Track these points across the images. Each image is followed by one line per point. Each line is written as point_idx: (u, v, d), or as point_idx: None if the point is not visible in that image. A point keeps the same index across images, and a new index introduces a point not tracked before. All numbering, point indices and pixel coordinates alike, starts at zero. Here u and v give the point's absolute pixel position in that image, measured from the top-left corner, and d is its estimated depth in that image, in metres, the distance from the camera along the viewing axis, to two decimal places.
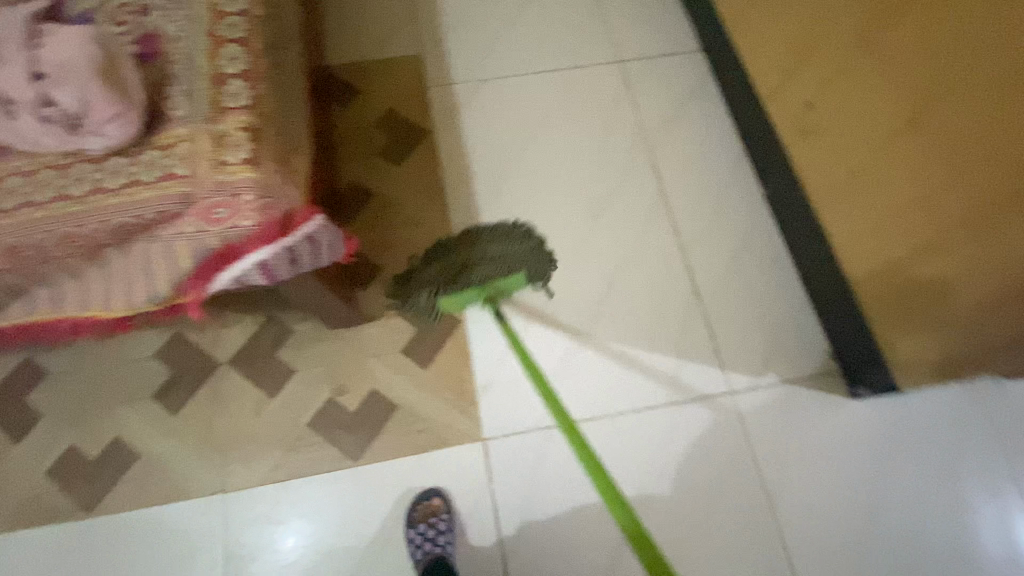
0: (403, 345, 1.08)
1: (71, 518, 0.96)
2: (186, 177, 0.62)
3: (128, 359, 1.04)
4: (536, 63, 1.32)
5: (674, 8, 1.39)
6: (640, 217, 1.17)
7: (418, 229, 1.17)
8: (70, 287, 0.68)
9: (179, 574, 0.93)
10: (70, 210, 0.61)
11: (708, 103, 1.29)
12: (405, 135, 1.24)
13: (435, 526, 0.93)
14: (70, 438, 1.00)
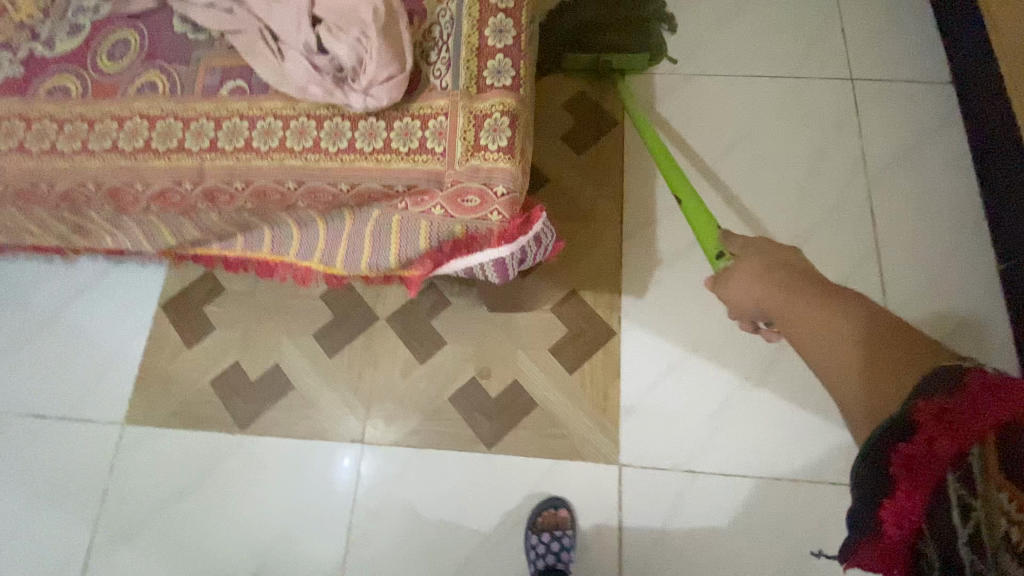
0: (554, 342, 1.03)
1: (226, 429, 1.02)
2: (441, 156, 0.59)
3: (297, 293, 1.09)
4: (752, 65, 1.18)
5: (929, 27, 1.18)
6: (841, 263, 1.03)
7: (590, 224, 1.09)
8: (298, 235, 0.69)
9: (312, 507, 0.98)
10: (323, 166, 0.60)
11: (949, 148, 1.10)
12: (592, 120, 1.17)
13: (558, 540, 0.89)
14: (236, 354, 1.06)
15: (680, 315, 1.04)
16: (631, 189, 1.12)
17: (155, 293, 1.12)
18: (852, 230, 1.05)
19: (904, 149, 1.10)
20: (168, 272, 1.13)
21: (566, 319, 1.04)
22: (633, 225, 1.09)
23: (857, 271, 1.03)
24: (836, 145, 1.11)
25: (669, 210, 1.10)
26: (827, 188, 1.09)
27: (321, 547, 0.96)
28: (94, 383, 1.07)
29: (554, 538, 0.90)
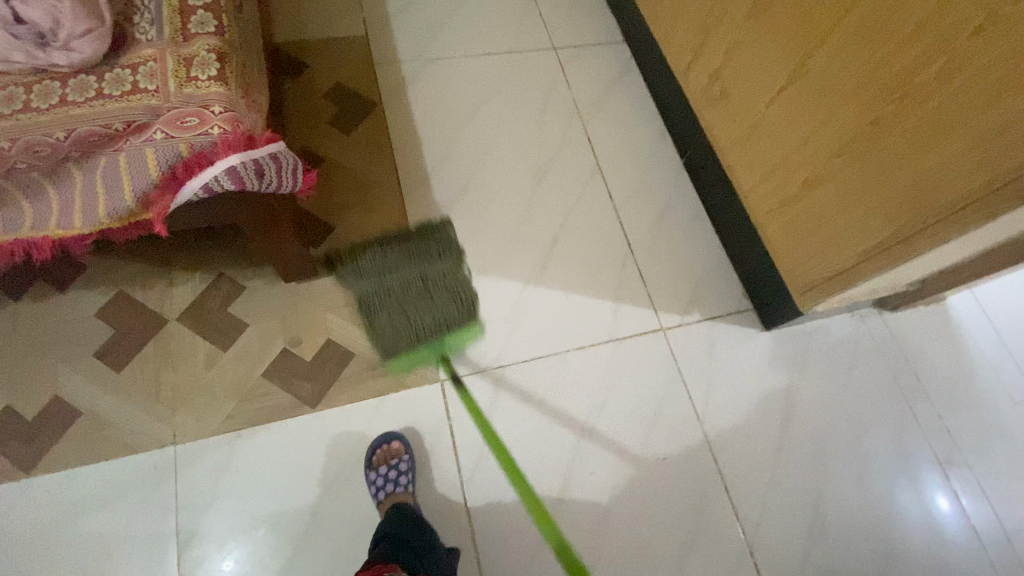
0: (359, 297, 1.10)
1: (2, 482, 0.90)
2: (154, 92, 0.65)
3: (67, 318, 1.00)
4: (478, 47, 1.43)
5: (600, 5, 1.56)
6: (576, 183, 1.30)
7: (370, 191, 1.20)
8: (26, 206, 0.68)
9: (129, 528, 0.90)
10: (35, 120, 0.63)
11: (634, 85, 1.44)
12: (354, 106, 1.29)
13: (395, 467, 0.95)
14: (0, 400, 0.94)
15: (465, 248, 1.19)
16: (402, 156, 1.26)
17: None
18: (579, 157, 1.33)
19: (603, 92, 1.43)
20: None
21: (365, 275, 1.13)
22: (409, 184, 1.23)
23: (588, 185, 1.30)
24: (554, 97, 1.40)
25: (438, 167, 1.27)
26: (555, 129, 1.36)
27: (146, 567, 0.88)
28: None
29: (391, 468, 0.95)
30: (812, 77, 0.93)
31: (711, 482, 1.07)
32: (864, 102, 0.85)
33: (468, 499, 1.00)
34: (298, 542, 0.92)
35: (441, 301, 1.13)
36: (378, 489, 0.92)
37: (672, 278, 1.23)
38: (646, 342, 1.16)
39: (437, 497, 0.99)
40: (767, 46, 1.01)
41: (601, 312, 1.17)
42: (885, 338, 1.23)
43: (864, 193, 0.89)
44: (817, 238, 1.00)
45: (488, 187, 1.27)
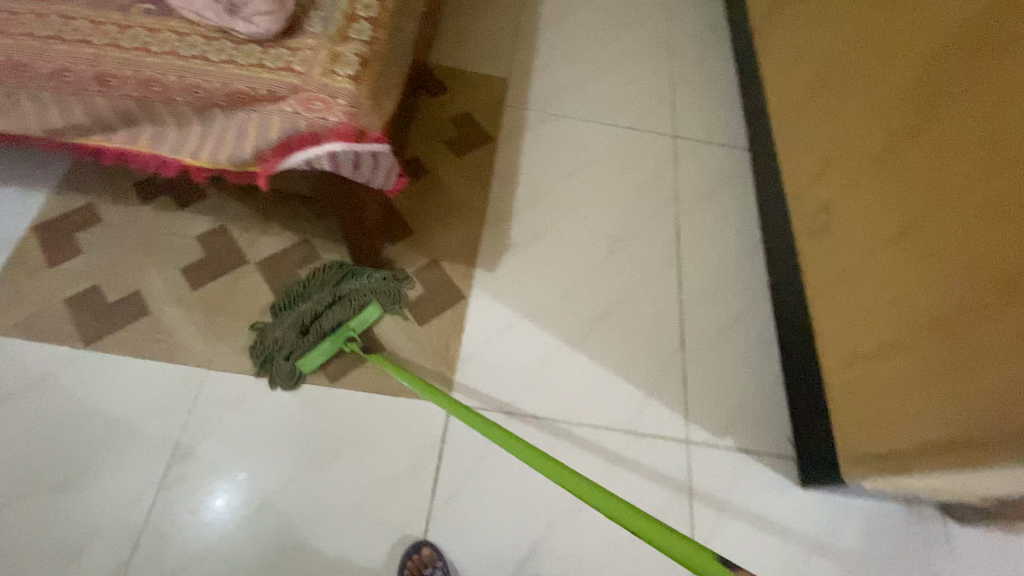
0: (408, 299, 1.17)
1: (69, 345, 1.04)
2: (299, 74, 0.76)
3: (174, 232, 1.16)
4: (601, 115, 1.51)
5: (732, 112, 1.58)
6: (650, 264, 1.30)
7: (455, 210, 1.28)
8: (173, 130, 0.81)
9: (140, 425, 0.99)
10: (205, 68, 0.76)
11: (739, 194, 1.43)
12: (472, 133, 1.40)
13: None
14: (98, 278, 1.10)
15: (520, 288, 1.22)
16: (496, 190, 1.33)
17: (27, 213, 1.14)
18: (661, 242, 1.33)
19: (707, 191, 1.42)
20: (44, 199, 1.16)
21: (421, 281, 1.19)
22: (493, 215, 1.30)
23: (660, 272, 1.29)
24: (658, 181, 1.42)
25: (524, 208, 1.32)
26: (649, 209, 1.37)
27: (140, 462, 0.96)
28: None
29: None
30: (927, 237, 0.85)
31: None
32: (982, 278, 0.76)
33: (430, 529, 0.97)
34: (269, 497, 0.97)
35: (348, 311, 1.06)
36: None
37: (715, 392, 1.16)
38: (663, 446, 1.09)
39: (405, 512, 0.98)
40: (885, 195, 0.96)
41: (628, 397, 1.13)
42: (939, 547, 1.07)
43: (948, 375, 0.79)
44: (884, 407, 0.90)
45: (564, 242, 1.29)
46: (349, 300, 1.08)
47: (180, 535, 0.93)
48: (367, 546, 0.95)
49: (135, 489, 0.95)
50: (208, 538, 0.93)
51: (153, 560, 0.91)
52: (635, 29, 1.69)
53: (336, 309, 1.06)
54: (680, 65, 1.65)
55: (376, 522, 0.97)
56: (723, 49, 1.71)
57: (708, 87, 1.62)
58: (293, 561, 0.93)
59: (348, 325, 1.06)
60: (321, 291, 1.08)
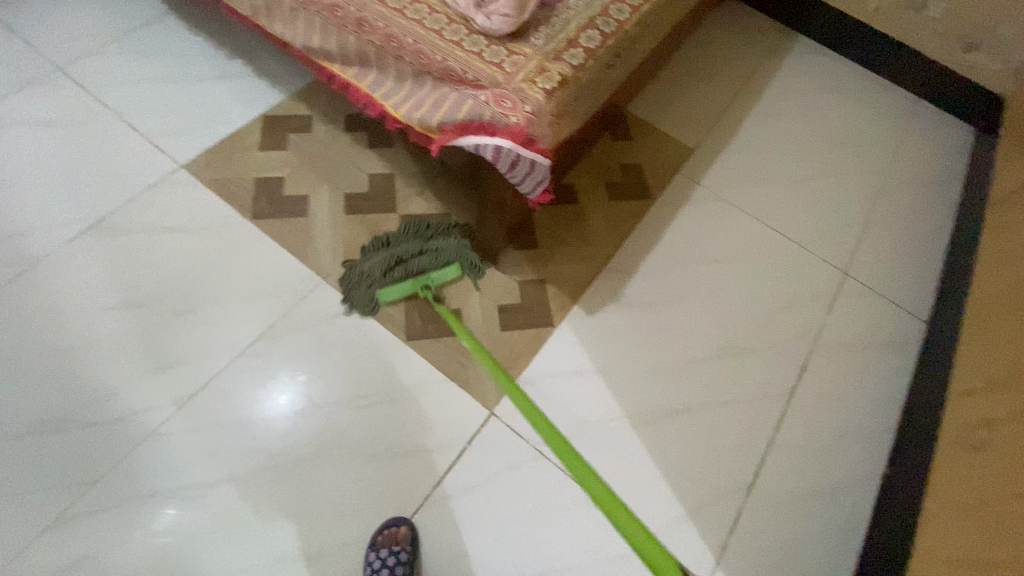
0: (505, 302, 1.20)
1: (240, 212, 1.24)
2: (505, 73, 0.83)
3: (355, 163, 1.34)
4: (772, 221, 1.42)
5: (924, 277, 1.38)
6: (753, 387, 1.18)
7: (586, 245, 1.30)
8: (390, 82, 0.94)
9: (253, 298, 1.14)
10: (436, 42, 0.87)
11: (892, 364, 1.25)
12: (636, 185, 1.41)
13: (394, 555, 0.91)
14: (285, 172, 1.31)
15: (610, 344, 1.19)
16: (633, 245, 1.32)
17: (266, 105, 1.40)
18: (776, 371, 1.20)
19: (854, 344, 1.26)
20: (281, 99, 1.41)
21: (523, 294, 1.22)
22: (618, 265, 1.28)
23: (760, 400, 1.17)
24: (802, 309, 1.29)
25: (652, 273, 1.29)
26: (779, 333, 1.25)
27: (238, 327, 1.11)
28: (183, 131, 1.33)
29: (389, 552, 0.92)
30: None
31: None
32: None
33: (417, 515, 0.99)
34: (309, 408, 1.05)
35: (430, 263, 1.19)
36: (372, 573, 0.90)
37: (760, 552, 1.02)
38: None
39: (408, 487, 1.01)
40: None
41: (663, 506, 1.04)
42: None
43: None
44: None
45: (674, 323, 1.23)
46: (433, 252, 1.21)
47: (234, 400, 1.05)
48: (359, 497, 0.99)
49: (221, 346, 1.09)
50: (249, 414, 1.04)
51: (206, 407, 1.03)
52: (851, 153, 1.57)
53: (422, 259, 1.19)
54: (885, 206, 1.49)
55: (378, 481, 1.01)
56: (948, 210, 1.50)
57: (908, 241, 1.43)
58: (297, 473, 1.00)
59: (427, 277, 1.18)
60: (410, 244, 1.22)
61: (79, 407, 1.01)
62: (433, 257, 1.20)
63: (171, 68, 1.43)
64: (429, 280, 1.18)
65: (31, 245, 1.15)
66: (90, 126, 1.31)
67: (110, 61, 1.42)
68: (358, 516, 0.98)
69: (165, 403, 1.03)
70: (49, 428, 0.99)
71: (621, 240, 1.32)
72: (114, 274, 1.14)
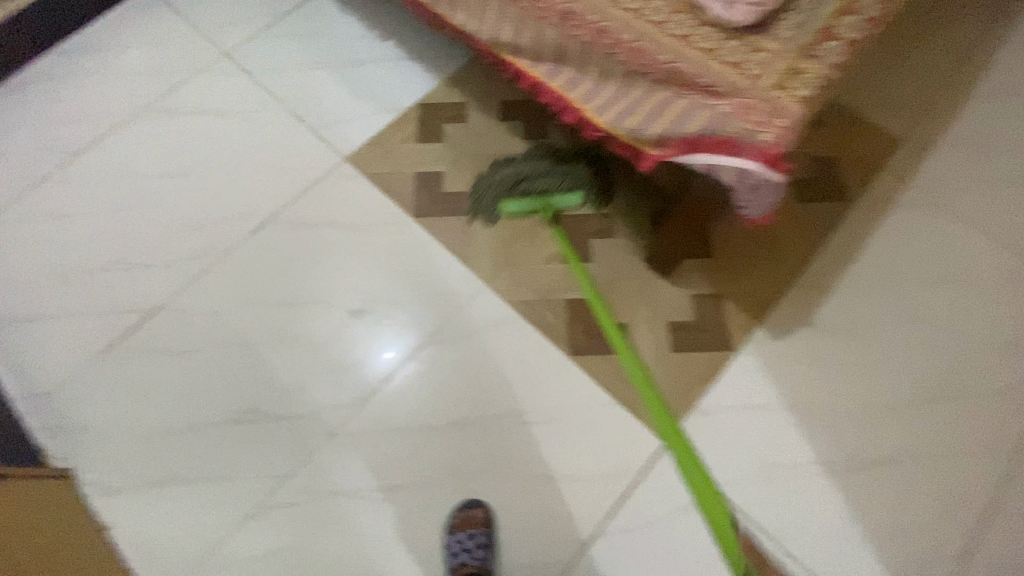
0: (676, 318, 1.09)
1: (402, 208, 1.22)
2: (750, 77, 0.70)
3: (512, 155, 1.27)
4: (1005, 233, 1.17)
5: None
6: (976, 438, 1.00)
7: (771, 255, 1.14)
8: (591, 82, 0.84)
9: (419, 299, 1.13)
10: (660, 38, 0.75)
11: None
12: (830, 183, 1.21)
13: (472, 538, 0.93)
14: (444, 166, 1.26)
15: (800, 374, 1.05)
16: (828, 256, 1.14)
17: (420, 90, 1.35)
18: (1006, 421, 1.02)
19: None
20: (436, 84, 1.35)
21: (697, 310, 1.10)
22: (809, 281, 1.12)
23: (984, 455, 0.99)
24: None
25: (850, 291, 1.11)
26: (1012, 373, 1.05)
27: (406, 330, 1.11)
28: (343, 120, 1.31)
29: (467, 536, 0.93)
30: None
31: None
32: None
33: (588, 545, 0.95)
34: (479, 421, 1.04)
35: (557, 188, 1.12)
36: (454, 558, 0.92)
37: None
38: None
39: (577, 513, 0.97)
40: None
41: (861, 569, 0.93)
42: None
43: None
44: None
45: (877, 355, 1.06)
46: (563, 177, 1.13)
47: (405, 404, 1.05)
48: (528, 520, 0.97)
49: (390, 348, 1.10)
50: (421, 422, 1.04)
51: (380, 412, 1.05)
52: None
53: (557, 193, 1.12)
54: None
55: (546, 505, 0.98)
56: None
57: None
58: (468, 487, 1.00)
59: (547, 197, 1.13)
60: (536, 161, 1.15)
61: (267, 402, 1.06)
62: (561, 183, 1.12)
63: (327, 52, 1.40)
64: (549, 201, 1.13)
65: (218, 237, 1.20)
66: (259, 115, 1.33)
67: (269, 43, 1.41)
68: (527, 539, 0.96)
69: (341, 403, 1.06)
70: (241, 419, 1.05)
71: (813, 250, 1.14)
72: (288, 270, 1.16)
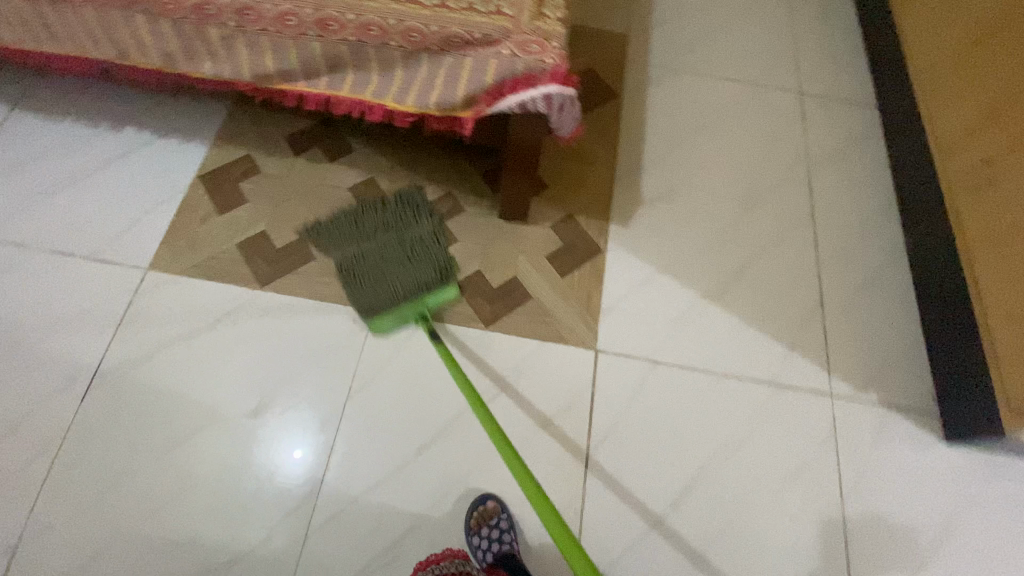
0: (549, 250, 1.20)
1: (244, 284, 1.10)
2: (511, 17, 0.77)
3: (328, 183, 1.23)
4: (725, 72, 1.48)
5: (857, 73, 1.56)
6: (782, 223, 1.30)
7: (590, 164, 1.30)
8: (377, 76, 0.85)
9: (318, 360, 1.06)
10: (421, 12, 0.78)
11: (868, 154, 1.43)
12: (598, 88, 1.40)
13: (496, 527, 0.95)
14: (265, 224, 1.16)
15: (658, 241, 1.23)
16: (627, 144, 1.34)
17: (193, 162, 1.22)
18: (792, 201, 1.33)
19: (836, 151, 1.42)
20: (207, 151, 1.23)
21: (560, 235, 1.22)
22: (625, 169, 1.30)
23: (793, 230, 1.30)
24: (784, 140, 1.41)
25: (655, 162, 1.32)
26: (778, 167, 1.37)
27: (322, 394, 1.04)
28: (121, 229, 1.14)
29: (492, 528, 0.95)
30: None
31: (835, 557, 1.01)
32: None
33: (591, 468, 1.02)
34: (442, 431, 1.03)
35: (409, 281, 1.07)
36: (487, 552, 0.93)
37: (851, 348, 1.18)
38: (808, 399, 1.12)
39: (565, 451, 1.03)
40: None
41: (770, 354, 1.16)
42: None
43: None
44: None
45: (697, 199, 1.30)
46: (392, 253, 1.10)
47: (362, 460, 1.00)
48: None
49: (314, 420, 1.02)
50: (388, 466, 1.00)
51: (343, 483, 0.98)
52: None
53: (405, 275, 1.07)
54: (801, 22, 1.62)
55: (538, 462, 1.02)
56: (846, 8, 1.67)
57: (832, 46, 1.59)
58: (465, 492, 0.99)
59: (424, 300, 1.07)
60: (407, 269, 1.08)
61: (214, 551, 0.92)
62: (414, 274, 1.08)
63: (60, 169, 1.20)
64: (428, 302, 1.07)
65: (45, 423, 0.99)
66: (13, 273, 1.10)
67: None
68: None
69: (296, 500, 0.96)
70: None
71: (614, 143, 1.33)
72: (156, 408, 1.00)
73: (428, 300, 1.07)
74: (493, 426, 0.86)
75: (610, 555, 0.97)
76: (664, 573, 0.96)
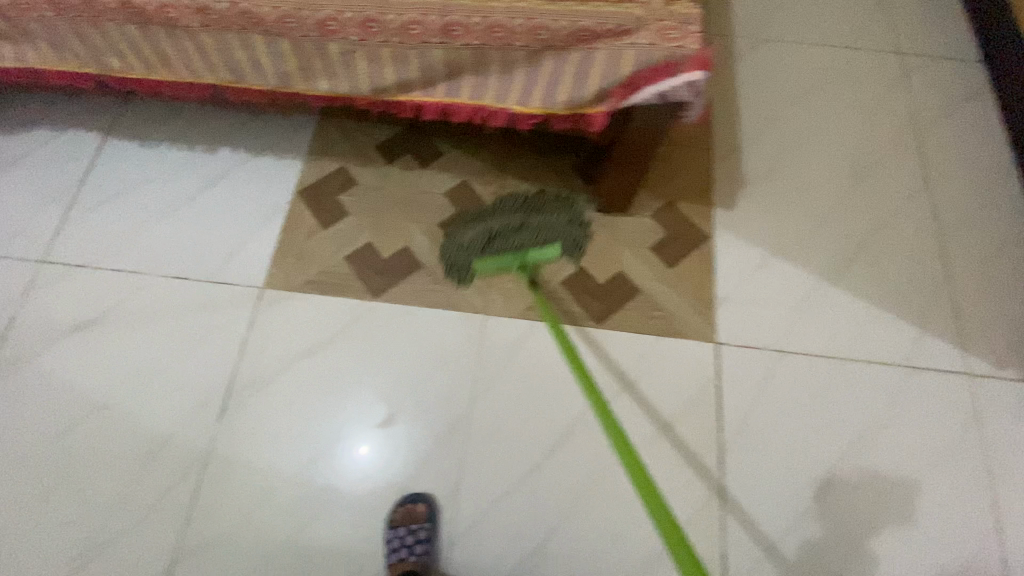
0: (654, 241, 1.16)
1: (358, 296, 1.13)
2: (642, 3, 0.73)
3: (423, 189, 1.23)
4: (814, 38, 1.41)
5: (958, 24, 1.45)
6: (895, 194, 1.23)
7: (685, 147, 1.25)
8: (496, 78, 0.82)
9: (439, 367, 1.08)
10: (547, 8, 0.75)
11: (981, 111, 1.33)
12: None
13: (415, 533, 0.93)
14: (370, 234, 1.19)
15: (765, 224, 1.18)
16: (721, 123, 1.28)
17: (291, 179, 1.23)
18: (903, 170, 1.26)
19: (945, 112, 1.33)
20: (302, 166, 1.24)
21: (663, 225, 1.18)
22: (722, 150, 1.25)
23: (908, 201, 1.22)
24: (886, 105, 1.33)
25: (751, 141, 1.27)
26: (884, 134, 1.30)
27: (446, 401, 1.05)
28: (232, 251, 1.16)
29: (408, 531, 0.93)
30: None
31: (988, 546, 0.96)
32: None
33: (723, 462, 1.00)
34: (569, 431, 1.02)
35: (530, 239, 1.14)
36: (393, 551, 0.92)
37: (986, 322, 1.11)
38: (944, 380, 1.07)
39: (695, 446, 1.01)
40: None
41: (897, 334, 1.10)
42: None
43: None
44: None
45: (800, 176, 1.24)
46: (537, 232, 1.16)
47: (492, 465, 1.00)
48: (665, 480, 0.99)
49: (440, 427, 1.03)
50: (519, 470, 1.00)
51: (476, 489, 0.99)
52: None
53: (522, 235, 1.14)
54: None
55: (669, 458, 1.00)
56: None
57: None
58: (598, 492, 0.99)
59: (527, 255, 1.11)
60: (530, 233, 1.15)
61: (364, 556, 0.96)
62: (539, 238, 1.15)
63: (166, 196, 1.23)
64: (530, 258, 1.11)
65: (189, 443, 1.03)
66: (139, 299, 1.14)
67: (94, 224, 1.21)
68: (675, 495, 0.98)
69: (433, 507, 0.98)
70: None
71: (706, 124, 1.28)
72: (292, 423, 1.04)
73: (530, 253, 1.11)
74: (588, 384, 0.83)
75: (755, 551, 0.95)
76: (810, 566, 0.94)
